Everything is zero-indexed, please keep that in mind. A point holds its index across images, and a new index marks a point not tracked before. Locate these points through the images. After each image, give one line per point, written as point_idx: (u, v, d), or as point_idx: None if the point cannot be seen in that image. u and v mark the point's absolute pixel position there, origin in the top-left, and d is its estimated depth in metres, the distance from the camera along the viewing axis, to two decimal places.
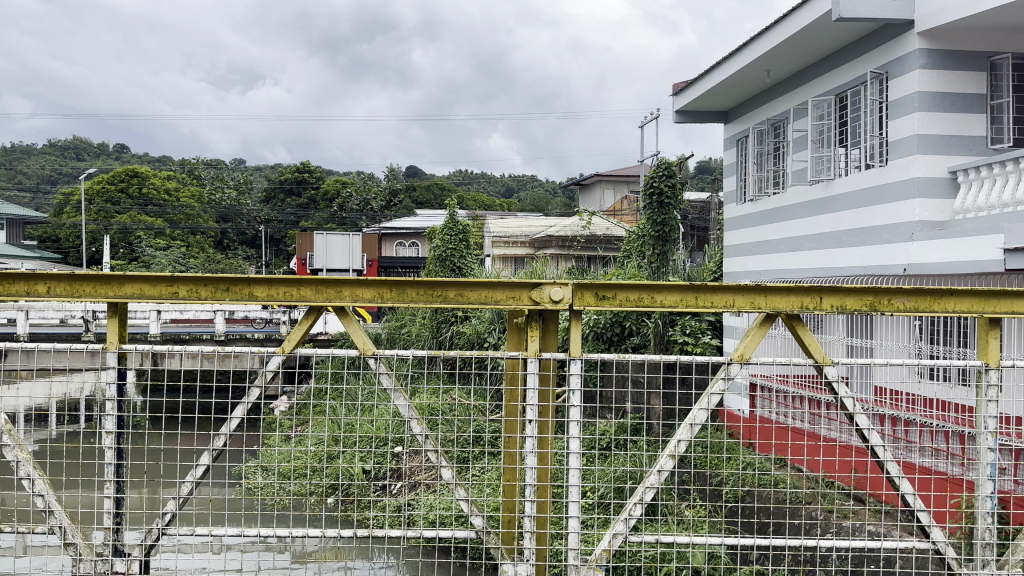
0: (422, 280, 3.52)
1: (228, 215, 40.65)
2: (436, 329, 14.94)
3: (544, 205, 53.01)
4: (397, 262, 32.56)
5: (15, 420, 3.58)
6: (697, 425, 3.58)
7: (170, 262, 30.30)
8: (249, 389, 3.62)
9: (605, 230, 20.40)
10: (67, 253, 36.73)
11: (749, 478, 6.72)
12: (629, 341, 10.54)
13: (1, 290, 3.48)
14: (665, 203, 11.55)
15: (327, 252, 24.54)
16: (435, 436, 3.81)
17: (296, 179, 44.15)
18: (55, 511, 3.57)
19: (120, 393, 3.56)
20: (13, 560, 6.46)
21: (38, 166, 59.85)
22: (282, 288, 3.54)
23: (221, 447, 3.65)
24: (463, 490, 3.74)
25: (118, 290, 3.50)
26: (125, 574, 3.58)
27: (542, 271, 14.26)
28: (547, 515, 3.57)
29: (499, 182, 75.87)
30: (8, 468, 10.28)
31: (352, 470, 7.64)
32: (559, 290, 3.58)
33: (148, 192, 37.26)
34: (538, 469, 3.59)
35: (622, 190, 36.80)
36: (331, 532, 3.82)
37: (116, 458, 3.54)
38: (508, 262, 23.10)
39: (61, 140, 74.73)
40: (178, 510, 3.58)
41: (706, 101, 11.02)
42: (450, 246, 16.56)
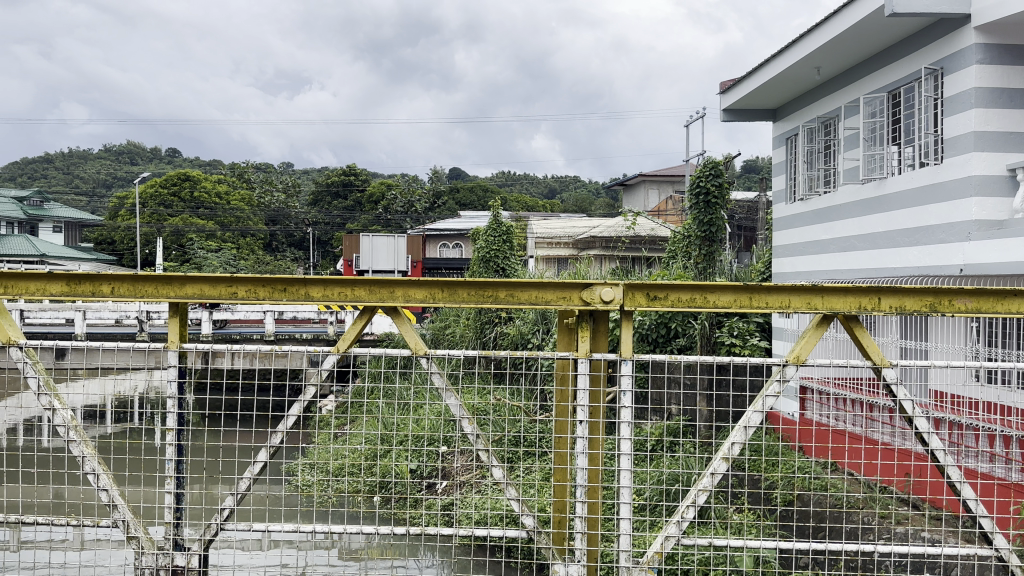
0: (474, 280, 3.55)
1: (277, 217, 41.38)
2: (480, 329, 15.01)
3: (587, 206, 52.89)
4: (440, 263, 32.79)
5: (80, 416, 3.68)
6: (751, 428, 3.54)
7: (222, 263, 30.98)
8: (304, 388, 3.69)
9: (650, 230, 20.27)
10: (122, 255, 37.76)
11: (800, 482, 6.63)
12: (675, 342, 10.50)
13: (67, 291, 3.58)
14: (711, 203, 11.46)
15: (373, 253, 24.79)
16: (486, 436, 3.84)
17: (342, 181, 44.69)
18: (119, 505, 3.66)
19: (180, 391, 3.65)
20: (78, 551, 6.69)
21: (94, 171, 61.53)
22: (337, 288, 3.61)
23: (278, 444, 3.72)
24: (514, 490, 3.74)
25: (179, 289, 3.59)
26: (185, 568, 3.65)
27: (587, 271, 14.25)
28: (601, 516, 3.57)
29: (541, 184, 75.86)
30: (71, 463, 10.62)
31: (399, 469, 7.74)
32: (610, 290, 3.56)
33: (199, 195, 38.08)
34: (588, 469, 3.58)
35: (666, 190, 36.55)
36: (383, 530, 3.85)
37: (176, 454, 3.62)
38: (552, 262, 23.10)
39: (117, 146, 77.03)
40: (235, 506, 3.65)
41: (754, 99, 10.89)
42: (493, 247, 16.60)
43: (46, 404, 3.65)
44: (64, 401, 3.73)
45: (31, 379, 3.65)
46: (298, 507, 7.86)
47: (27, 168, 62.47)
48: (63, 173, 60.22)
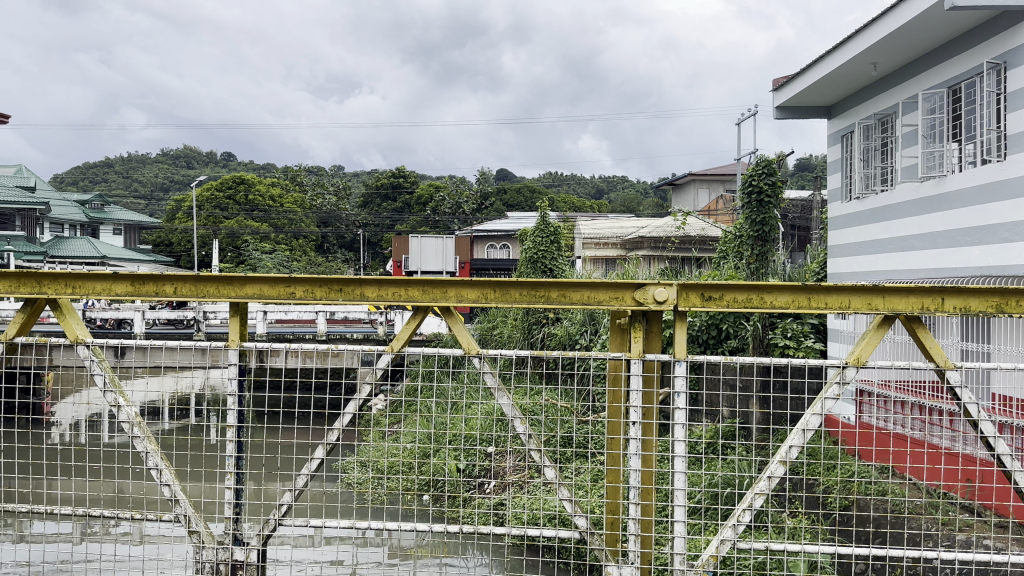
0: (526, 280, 3.56)
1: (328, 219, 42.01)
2: (528, 330, 14.99)
3: (636, 206, 52.52)
4: (488, 264, 32.96)
5: (144, 413, 3.78)
6: (809, 431, 3.48)
7: (275, 265, 31.56)
8: (360, 387, 3.74)
9: (701, 230, 20.03)
10: (179, 257, 38.71)
11: (857, 486, 6.50)
12: (726, 343, 10.40)
13: (132, 291, 3.70)
14: (765, 202, 11.28)
15: (422, 253, 24.94)
16: (538, 435, 3.84)
17: (391, 183, 45.12)
18: (180, 500, 3.74)
19: (240, 389, 3.71)
20: (142, 544, 6.91)
21: (153, 175, 63.24)
22: (391, 288, 3.65)
23: (334, 442, 3.77)
24: (566, 491, 3.73)
25: (239, 290, 3.66)
26: (244, 563, 3.73)
27: (635, 272, 14.16)
28: (655, 518, 3.54)
29: (589, 184, 75.57)
30: (133, 459, 10.95)
31: (447, 468, 7.87)
32: (663, 291, 3.52)
33: (254, 198, 38.89)
34: (642, 472, 3.54)
35: (717, 189, 36.11)
36: (435, 528, 3.87)
37: (236, 451, 3.69)
38: (599, 262, 22.99)
39: (174, 151, 79.08)
40: (293, 502, 3.72)
41: (808, 96, 10.69)
42: (541, 248, 16.56)
43: (111, 401, 3.75)
44: (129, 398, 3.83)
45: (97, 377, 3.76)
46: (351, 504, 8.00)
47: (90, 173, 64.50)
48: (124, 177, 62.04)
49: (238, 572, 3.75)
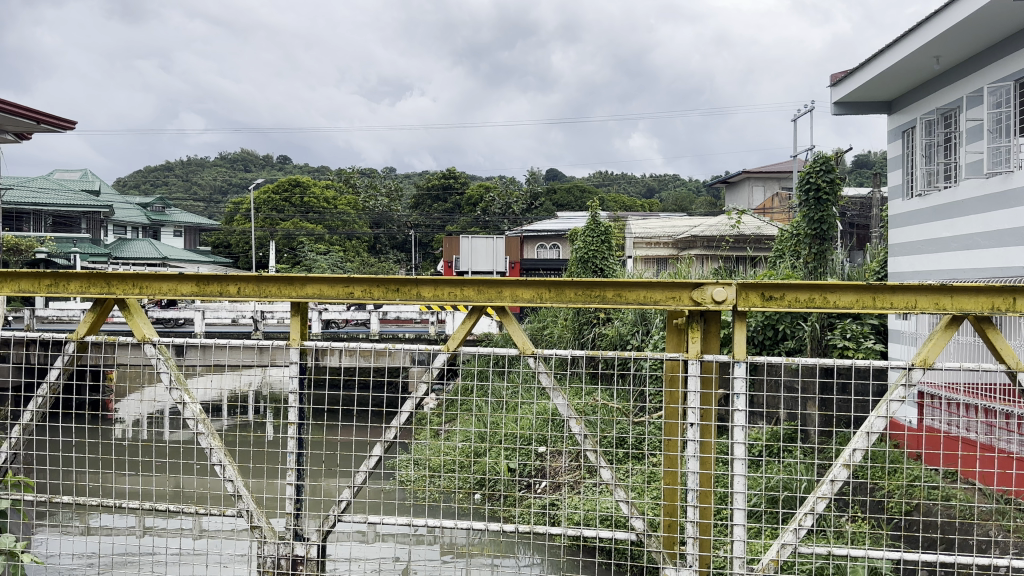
0: (583, 280, 3.54)
1: (381, 220, 42.47)
2: (579, 330, 14.93)
3: (688, 205, 51.97)
4: (539, 264, 33.00)
5: (207, 410, 3.86)
6: (874, 434, 3.39)
7: (330, 265, 32.07)
8: (416, 386, 3.78)
9: (755, 229, 19.70)
10: (237, 258, 39.69)
11: (918, 491, 6.36)
12: (783, 344, 10.20)
13: (197, 291, 3.79)
14: (823, 199, 11.04)
15: (473, 254, 25.02)
16: (594, 436, 3.82)
17: (442, 184, 45.44)
18: (243, 495, 3.82)
19: (301, 387, 3.78)
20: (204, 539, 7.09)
21: (212, 179, 64.93)
22: (447, 289, 3.68)
23: (392, 439, 3.82)
24: (623, 491, 3.71)
25: (300, 290, 3.73)
26: (304, 558, 3.80)
27: (688, 271, 13.99)
28: (714, 521, 3.49)
29: (640, 183, 75.06)
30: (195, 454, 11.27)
31: (499, 468, 7.96)
32: (722, 290, 3.46)
33: (309, 201, 39.62)
34: (700, 474, 3.49)
35: (773, 187, 35.51)
36: (490, 527, 3.87)
37: (297, 447, 3.76)
38: (651, 262, 22.77)
39: (232, 154, 80.92)
40: (352, 498, 3.78)
41: (867, 91, 10.45)
42: (592, 248, 16.46)
43: (177, 399, 3.84)
44: (193, 395, 3.92)
45: (163, 374, 3.86)
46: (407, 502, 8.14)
47: (153, 177, 66.55)
48: (184, 181, 63.72)
49: (298, 568, 3.82)
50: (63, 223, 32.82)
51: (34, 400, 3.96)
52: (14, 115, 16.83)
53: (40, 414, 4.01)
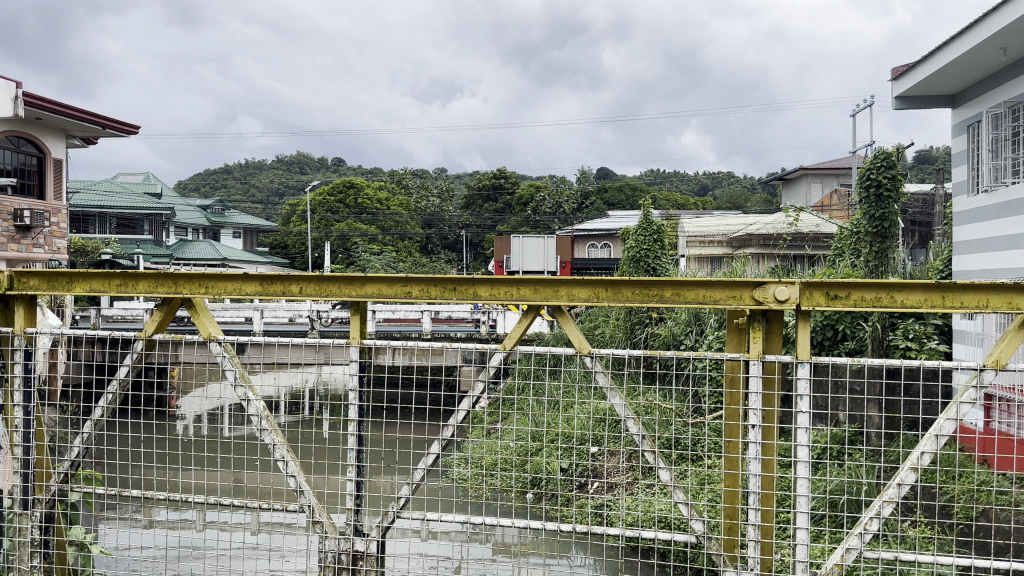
0: (640, 279, 3.51)
1: (432, 220, 42.90)
2: (630, 330, 14.80)
3: (743, 204, 51.24)
4: (590, 264, 32.94)
5: (270, 406, 3.94)
6: (943, 437, 3.30)
7: (383, 265, 32.48)
8: (473, 384, 3.80)
9: (814, 227, 19.32)
10: (292, 258, 40.52)
11: (985, 498, 6.21)
12: (842, 345, 9.98)
13: (262, 291, 3.88)
14: (884, 196, 10.79)
15: (525, 253, 25.06)
16: (652, 435, 3.78)
17: (493, 184, 45.55)
18: (305, 491, 3.88)
19: (360, 385, 3.84)
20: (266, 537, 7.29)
21: (269, 180, 66.31)
22: (503, 288, 3.70)
23: (449, 437, 3.86)
24: (682, 493, 3.66)
25: (359, 289, 3.78)
26: (365, 553, 3.85)
27: (742, 270, 13.80)
28: (776, 524, 3.42)
29: (693, 181, 74.32)
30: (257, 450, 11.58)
31: (553, 466, 8.02)
32: (785, 290, 3.39)
33: (363, 202, 40.14)
34: (762, 477, 3.43)
35: (831, 184, 34.81)
36: (547, 527, 3.86)
37: (357, 444, 3.82)
38: (705, 261, 22.50)
39: (287, 157, 82.52)
40: (410, 495, 3.81)
41: (930, 85, 10.17)
42: (644, 247, 16.32)
43: (241, 395, 3.93)
44: (257, 392, 3.99)
45: (228, 372, 3.95)
46: (465, 499, 8.28)
47: (212, 179, 68.36)
48: (242, 183, 65.20)
49: (359, 563, 3.87)
50: (127, 224, 34.02)
51: (105, 395, 4.05)
52: (79, 120, 17.43)
53: (111, 409, 4.10)
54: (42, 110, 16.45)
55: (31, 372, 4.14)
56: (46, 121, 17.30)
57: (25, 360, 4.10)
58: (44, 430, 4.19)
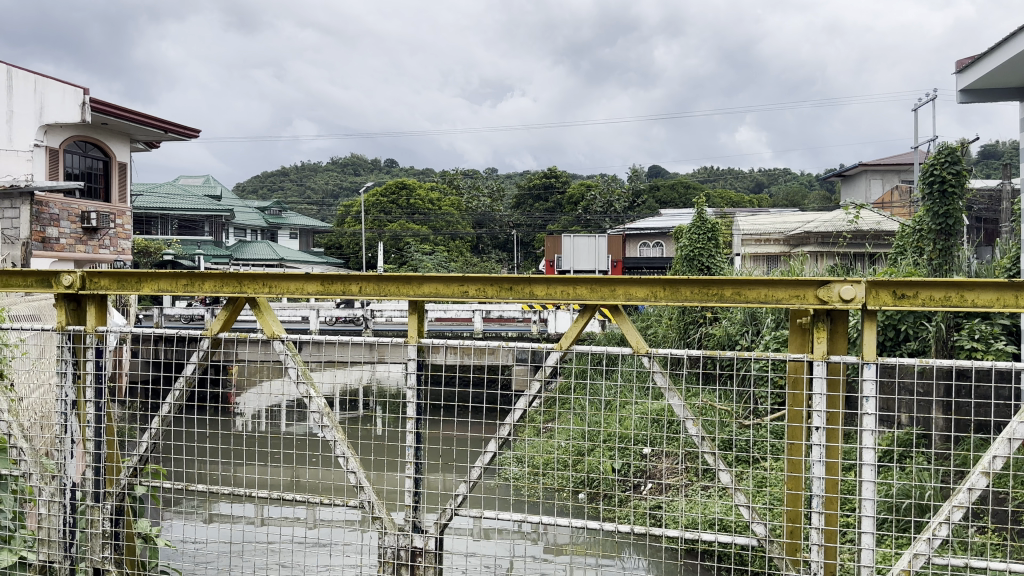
0: (699, 278, 3.46)
1: (483, 220, 43.09)
2: (684, 329, 14.62)
3: (800, 201, 50.30)
4: (642, 263, 32.73)
5: (331, 403, 4.00)
6: (1016, 440, 3.19)
7: (435, 264, 32.76)
8: (529, 383, 3.80)
9: (875, 224, 18.88)
10: (346, 258, 41.16)
11: None
12: (905, 346, 9.91)
13: (323, 290, 3.94)
14: (949, 192, 10.47)
15: (576, 253, 24.99)
16: (711, 436, 3.72)
17: (544, 183, 45.49)
18: (365, 487, 3.92)
19: (418, 383, 3.87)
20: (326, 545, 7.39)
21: (323, 182, 67.37)
22: (560, 287, 3.69)
23: (506, 436, 3.87)
24: (743, 496, 3.59)
25: (417, 289, 3.81)
26: (423, 550, 3.89)
27: (801, 269, 13.55)
28: (840, 528, 3.36)
29: (747, 179, 73.41)
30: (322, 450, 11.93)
31: (605, 467, 8.05)
32: (850, 289, 3.32)
33: (415, 203, 40.47)
34: (826, 480, 3.34)
35: (891, 180, 33.98)
36: (605, 527, 3.83)
37: (416, 442, 3.86)
38: (761, 261, 22.08)
39: (341, 159, 83.80)
40: (468, 493, 3.83)
41: (996, 78, 9.86)
42: (698, 245, 16.14)
43: (303, 392, 3.99)
44: (318, 390, 4.06)
45: (291, 369, 4.03)
46: (524, 498, 8.43)
47: (268, 181, 69.85)
48: (297, 185, 66.35)
49: (417, 559, 3.91)
50: (188, 226, 35.00)
51: (172, 392, 4.15)
52: (142, 125, 17.93)
53: (177, 406, 4.20)
54: (108, 115, 16.98)
55: (102, 369, 4.26)
56: (112, 125, 17.87)
57: (96, 357, 4.23)
58: (114, 425, 4.31)
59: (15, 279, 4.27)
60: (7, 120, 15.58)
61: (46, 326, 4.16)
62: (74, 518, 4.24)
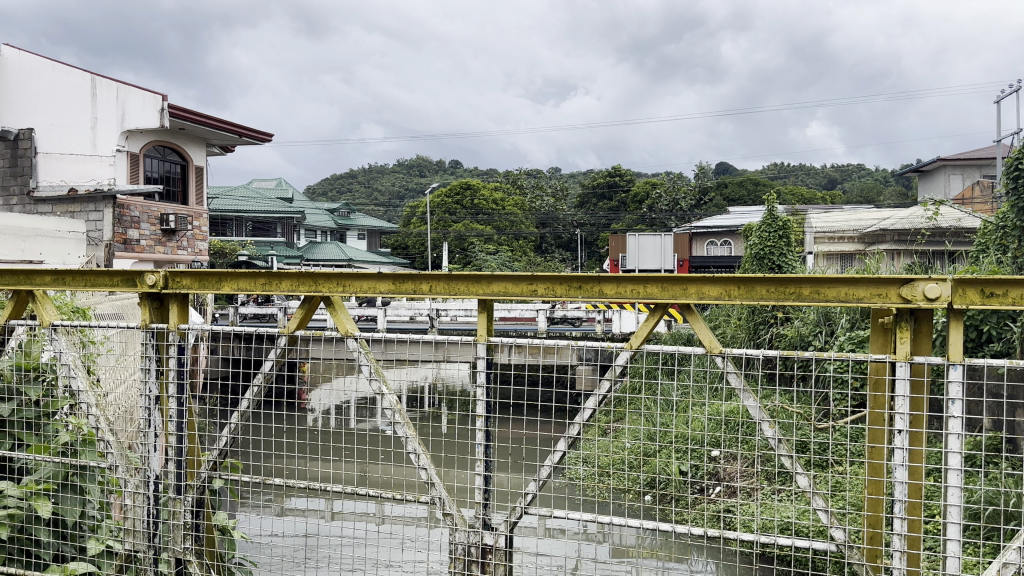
0: (775, 277, 3.39)
1: (547, 220, 43.25)
2: (754, 330, 14.38)
3: (875, 197, 48.82)
4: (709, 261, 32.27)
5: (401, 399, 4.04)
6: None
7: (499, 264, 32.92)
8: (599, 382, 3.77)
9: (955, 221, 18.24)
10: (412, 258, 41.73)
11: None
12: (988, 347, 9.54)
13: (395, 289, 4.01)
14: None
15: (641, 252, 24.79)
16: (788, 439, 3.62)
17: (608, 182, 45.22)
18: (436, 483, 3.94)
19: (488, 381, 3.88)
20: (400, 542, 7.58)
21: (390, 183, 68.48)
22: (631, 286, 3.67)
23: (576, 435, 3.85)
24: (821, 500, 3.47)
25: (487, 288, 3.82)
26: (493, 547, 3.91)
27: (876, 267, 13.16)
28: (925, 532, 3.22)
29: (818, 175, 71.67)
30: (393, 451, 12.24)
31: (669, 468, 7.99)
32: (935, 287, 3.20)
33: (479, 203, 40.70)
34: (910, 485, 3.21)
35: (972, 175, 32.69)
36: (677, 530, 3.75)
37: (485, 440, 3.87)
38: (835, 260, 21.10)
39: (407, 161, 85.04)
40: (538, 492, 3.82)
41: None
42: (768, 244, 15.83)
43: (375, 389, 4.03)
44: (390, 386, 4.09)
45: (364, 366, 4.08)
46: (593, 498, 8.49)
47: (337, 184, 71.30)
48: (365, 188, 67.61)
49: (488, 556, 3.92)
50: (261, 228, 36.03)
51: (250, 388, 4.25)
52: (217, 130, 18.51)
53: (255, 401, 4.31)
54: (185, 121, 17.61)
55: (184, 365, 4.41)
56: (189, 131, 18.50)
57: (178, 354, 4.38)
58: (195, 420, 4.44)
59: (102, 279, 4.45)
60: (91, 125, 16.37)
61: (131, 324, 4.32)
62: (156, 510, 4.39)
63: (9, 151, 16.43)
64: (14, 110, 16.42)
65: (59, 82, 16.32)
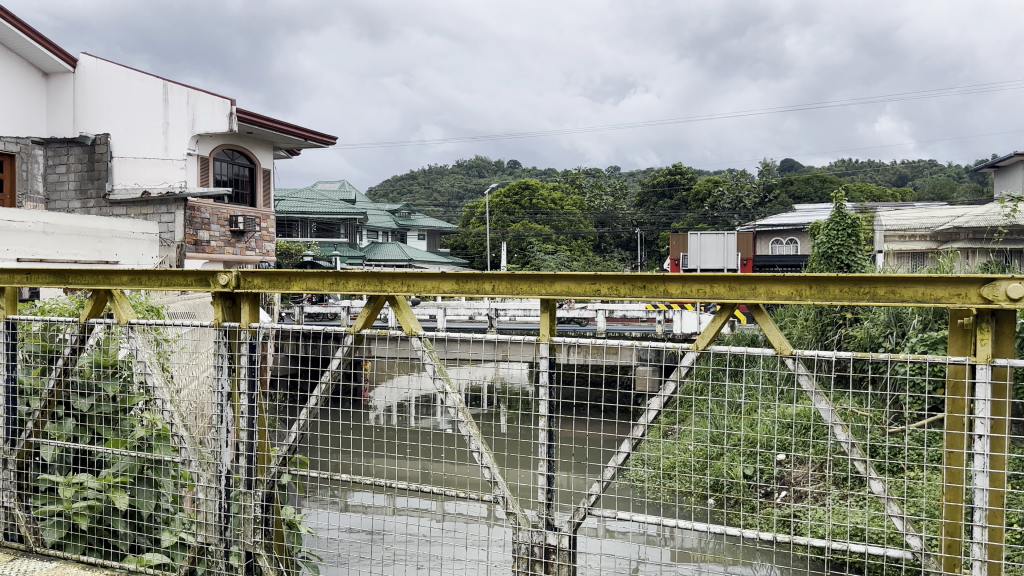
0: (849, 276, 3.29)
1: (607, 220, 42.99)
2: (821, 331, 14.05)
3: (948, 194, 47.11)
4: (774, 261, 31.64)
5: (465, 398, 4.06)
6: None
7: (559, 264, 32.87)
8: (663, 383, 3.72)
9: None
10: (472, 258, 41.99)
11: None
12: None
13: (457, 289, 4.04)
14: None
15: (703, 251, 24.45)
16: (860, 443, 3.51)
17: (668, 181, 44.70)
18: (499, 483, 3.93)
19: (550, 379, 3.87)
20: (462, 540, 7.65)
21: (450, 184, 69.07)
22: (696, 285, 3.61)
23: (640, 437, 3.80)
24: (896, 506, 3.36)
25: (549, 287, 3.81)
26: (557, 547, 3.90)
27: (950, 266, 12.69)
28: (1006, 541, 3.10)
29: (887, 171, 69.59)
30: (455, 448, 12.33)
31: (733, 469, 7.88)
32: (1018, 287, 3.06)
33: (538, 202, 40.67)
34: (992, 492, 3.09)
35: None
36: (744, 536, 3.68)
37: (548, 439, 3.86)
38: (906, 258, 20.60)
39: (466, 161, 85.71)
40: (601, 493, 3.80)
41: None
42: (836, 242, 15.43)
43: (439, 388, 4.06)
44: (453, 385, 4.12)
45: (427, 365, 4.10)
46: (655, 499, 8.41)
47: (399, 185, 72.27)
48: (426, 188, 68.38)
49: (551, 556, 3.92)
50: (325, 229, 36.76)
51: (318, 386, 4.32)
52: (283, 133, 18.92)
53: (323, 398, 4.37)
54: (252, 125, 18.03)
55: (254, 362, 4.50)
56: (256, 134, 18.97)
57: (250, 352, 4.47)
58: (265, 416, 4.52)
59: (177, 279, 4.58)
60: (162, 130, 16.91)
61: (205, 322, 4.44)
62: (228, 503, 4.50)
63: (87, 156, 16.80)
64: (90, 117, 17.00)
65: (133, 88, 16.86)
